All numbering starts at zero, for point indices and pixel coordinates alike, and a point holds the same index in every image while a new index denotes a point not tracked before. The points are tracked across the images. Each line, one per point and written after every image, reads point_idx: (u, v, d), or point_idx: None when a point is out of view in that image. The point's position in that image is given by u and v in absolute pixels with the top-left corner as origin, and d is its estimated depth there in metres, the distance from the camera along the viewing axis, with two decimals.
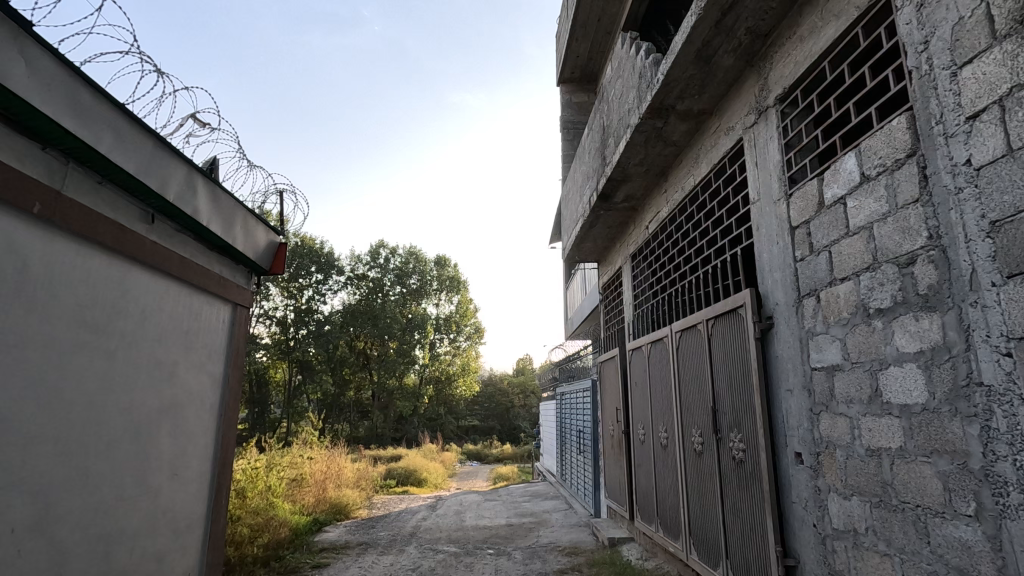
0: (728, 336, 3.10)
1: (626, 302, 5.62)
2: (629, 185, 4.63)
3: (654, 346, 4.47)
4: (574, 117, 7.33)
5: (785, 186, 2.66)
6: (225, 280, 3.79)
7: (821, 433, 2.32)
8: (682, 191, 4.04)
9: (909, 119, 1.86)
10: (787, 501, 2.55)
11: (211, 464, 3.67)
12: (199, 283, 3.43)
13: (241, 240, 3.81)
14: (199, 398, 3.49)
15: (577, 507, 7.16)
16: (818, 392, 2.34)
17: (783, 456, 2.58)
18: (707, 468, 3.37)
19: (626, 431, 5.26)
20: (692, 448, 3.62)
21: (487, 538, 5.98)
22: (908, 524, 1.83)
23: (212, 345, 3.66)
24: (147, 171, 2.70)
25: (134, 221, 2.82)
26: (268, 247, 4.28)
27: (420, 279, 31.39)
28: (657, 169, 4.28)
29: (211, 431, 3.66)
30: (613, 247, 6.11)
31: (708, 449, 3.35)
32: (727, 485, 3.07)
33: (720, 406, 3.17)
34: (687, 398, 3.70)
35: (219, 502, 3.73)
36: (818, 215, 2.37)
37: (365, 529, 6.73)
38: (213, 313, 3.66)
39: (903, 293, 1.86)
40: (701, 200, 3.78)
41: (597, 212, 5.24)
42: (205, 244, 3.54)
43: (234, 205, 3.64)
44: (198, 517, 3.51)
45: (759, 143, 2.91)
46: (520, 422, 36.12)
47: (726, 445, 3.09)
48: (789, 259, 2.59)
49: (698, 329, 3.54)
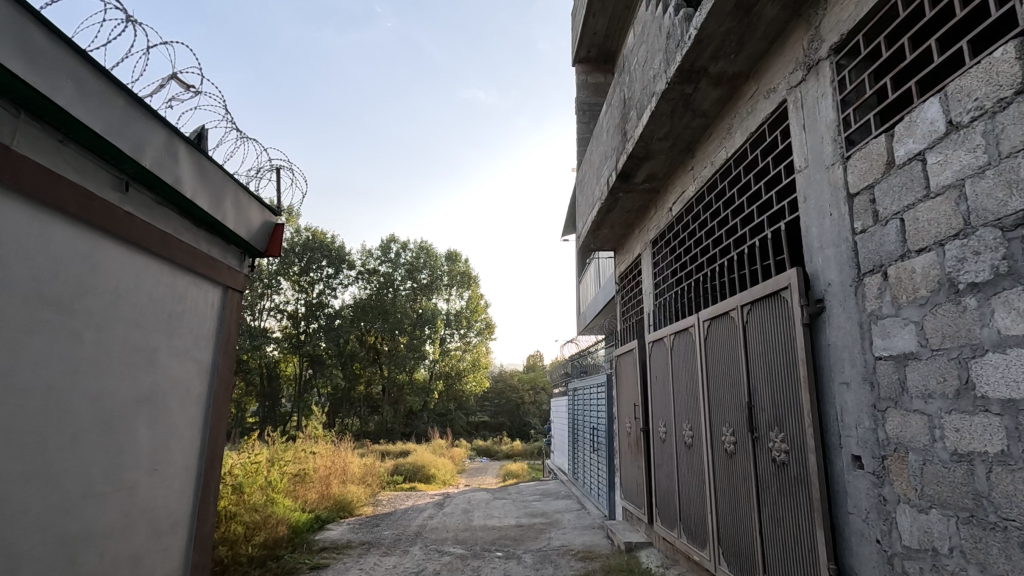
0: (768, 323, 2.76)
1: (645, 291, 5.27)
2: (651, 163, 4.28)
3: (677, 337, 4.14)
4: (590, 99, 6.97)
5: (842, 148, 2.30)
6: (215, 260, 3.52)
7: (886, 434, 1.98)
8: (712, 166, 3.68)
9: (1017, 48, 1.51)
10: (842, 512, 2.21)
11: (198, 459, 3.39)
12: (184, 261, 3.16)
13: (232, 217, 3.53)
14: (184, 388, 3.21)
15: (591, 508, 6.84)
16: (884, 386, 2.00)
17: (837, 460, 2.24)
18: (740, 470, 3.04)
19: (645, 428, 4.93)
20: (722, 449, 3.28)
21: (495, 539, 5.68)
22: (1012, 547, 1.49)
23: (199, 330, 3.38)
24: (117, 132, 2.42)
25: (106, 188, 2.54)
26: (263, 227, 4.00)
27: (432, 274, 31.10)
28: (683, 144, 3.93)
29: (198, 423, 3.39)
30: (632, 234, 5.76)
31: (741, 449, 3.02)
32: (766, 492, 2.73)
33: (757, 402, 2.83)
34: (717, 393, 3.37)
35: (206, 500, 3.46)
36: (885, 177, 2.01)
37: (368, 527, 6.46)
38: (200, 295, 3.38)
39: (1009, 262, 1.51)
40: (734, 175, 3.42)
41: (616, 194, 4.90)
42: (192, 221, 3.26)
43: (224, 178, 3.36)
44: (183, 515, 3.24)
45: (808, 103, 2.55)
46: (530, 419, 35.78)
47: (765, 445, 2.76)
48: (847, 231, 2.24)
49: (731, 317, 3.20)
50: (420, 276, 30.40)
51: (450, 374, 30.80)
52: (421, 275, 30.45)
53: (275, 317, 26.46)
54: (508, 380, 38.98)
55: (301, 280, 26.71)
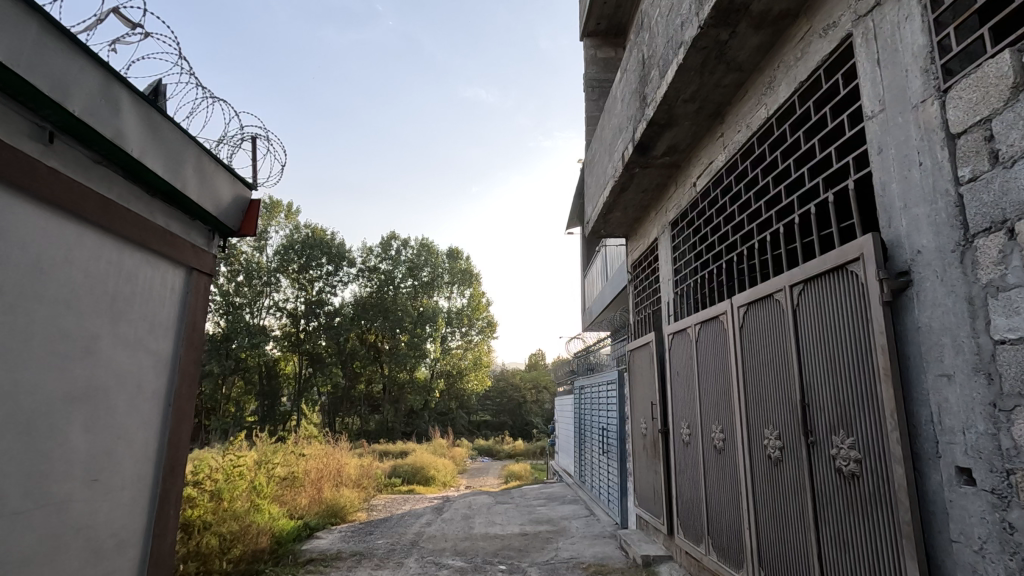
0: (827, 304, 2.30)
1: (662, 279, 4.78)
2: (674, 132, 3.80)
3: (703, 326, 3.67)
4: (600, 75, 6.48)
5: (937, 78, 1.82)
6: (175, 237, 3.06)
7: (1012, 440, 1.52)
8: (748, 129, 3.18)
9: None
10: (940, 539, 1.74)
11: (154, 466, 2.92)
12: (135, 234, 2.70)
13: (195, 188, 3.06)
14: (134, 384, 2.74)
15: (600, 514, 6.38)
16: (1008, 378, 1.54)
17: (933, 473, 1.77)
18: (788, 481, 2.58)
19: (664, 429, 4.46)
20: (764, 455, 2.82)
21: (498, 550, 5.20)
22: None
23: (155, 317, 2.92)
24: (30, 65, 1.96)
25: (19, 136, 2.09)
26: (235, 202, 3.53)
27: (432, 271, 30.55)
28: (713, 106, 3.45)
29: (154, 424, 2.92)
30: (647, 216, 5.28)
31: (790, 456, 2.56)
32: (828, 508, 2.27)
33: (814, 399, 2.37)
34: (756, 389, 2.91)
35: (164, 513, 2.99)
36: (1010, 105, 1.55)
37: (360, 536, 6.00)
38: (157, 275, 2.92)
39: None
40: (777, 135, 2.91)
41: (632, 170, 4.42)
42: (145, 188, 2.80)
43: (183, 140, 2.90)
44: (135, 531, 2.77)
45: (884, 31, 2.07)
46: (533, 418, 35.23)
47: (824, 451, 2.30)
48: (947, 182, 1.77)
49: (775, 300, 2.73)
50: (421, 274, 29.83)
51: (451, 373, 30.25)
52: (422, 273, 29.86)
53: (274, 314, 26.16)
54: (510, 378, 38.43)
55: (301, 277, 26.70)
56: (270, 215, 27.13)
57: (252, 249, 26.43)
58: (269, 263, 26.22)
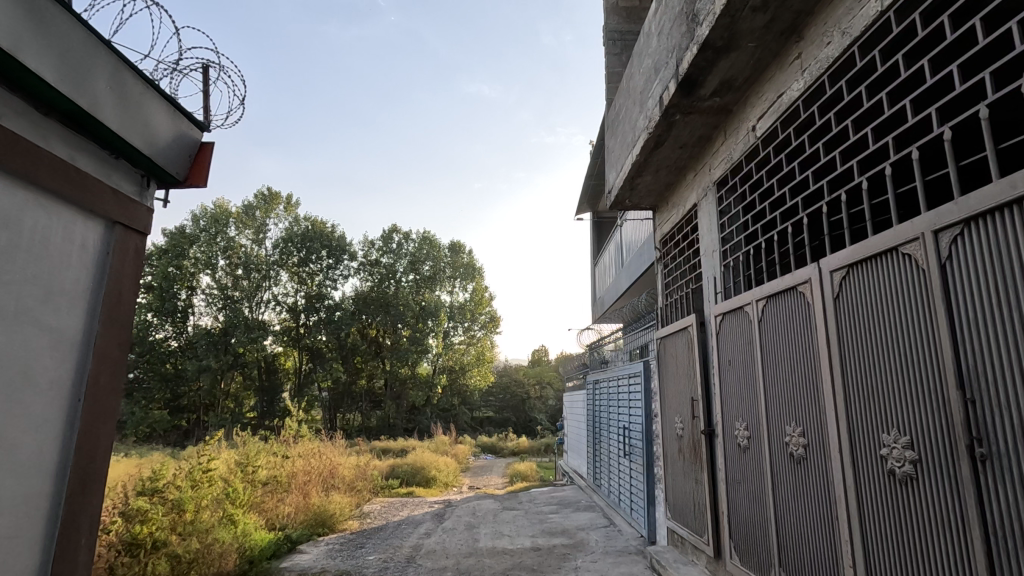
0: (1014, 251, 1.55)
1: (704, 251, 4.02)
2: (732, 59, 3.03)
3: (772, 303, 2.91)
4: (622, 26, 5.69)
5: None
6: (83, 174, 2.29)
7: None
8: (846, 35, 2.38)
9: None
10: None
11: (54, 480, 2.17)
12: (12, 162, 1.95)
13: (113, 111, 2.30)
14: (18, 370, 2.00)
15: (622, 525, 5.66)
16: None
17: None
18: (927, 506, 1.84)
19: (709, 430, 3.72)
20: (883, 470, 2.07)
21: (508, 571, 4.43)
22: None
23: (54, 281, 2.17)
24: None
25: None
26: (176, 141, 2.77)
27: (434, 266, 29.21)
28: (788, 18, 2.68)
29: (54, 424, 2.17)
30: (682, 181, 4.51)
31: (933, 473, 1.82)
32: (1016, 557, 1.52)
33: (988, 393, 1.63)
34: (866, 380, 2.17)
35: (72, 544, 2.24)
36: None
37: (349, 550, 5.26)
38: (55, 225, 2.17)
39: None
40: (904, 30, 2.10)
41: (671, 117, 3.67)
42: (31, 101, 2.04)
43: (90, 42, 2.13)
44: (23, 570, 2.03)
45: None
46: (538, 414, 34.46)
47: (1011, 471, 1.55)
48: None
49: (901, 256, 1.98)
50: (422, 267, 28.96)
51: (453, 368, 29.43)
52: (424, 266, 29.00)
53: (273, 309, 25.59)
54: (513, 374, 37.66)
55: (301, 271, 26.21)
56: (268, 207, 26.38)
57: (250, 242, 25.75)
58: (269, 257, 25.72)
